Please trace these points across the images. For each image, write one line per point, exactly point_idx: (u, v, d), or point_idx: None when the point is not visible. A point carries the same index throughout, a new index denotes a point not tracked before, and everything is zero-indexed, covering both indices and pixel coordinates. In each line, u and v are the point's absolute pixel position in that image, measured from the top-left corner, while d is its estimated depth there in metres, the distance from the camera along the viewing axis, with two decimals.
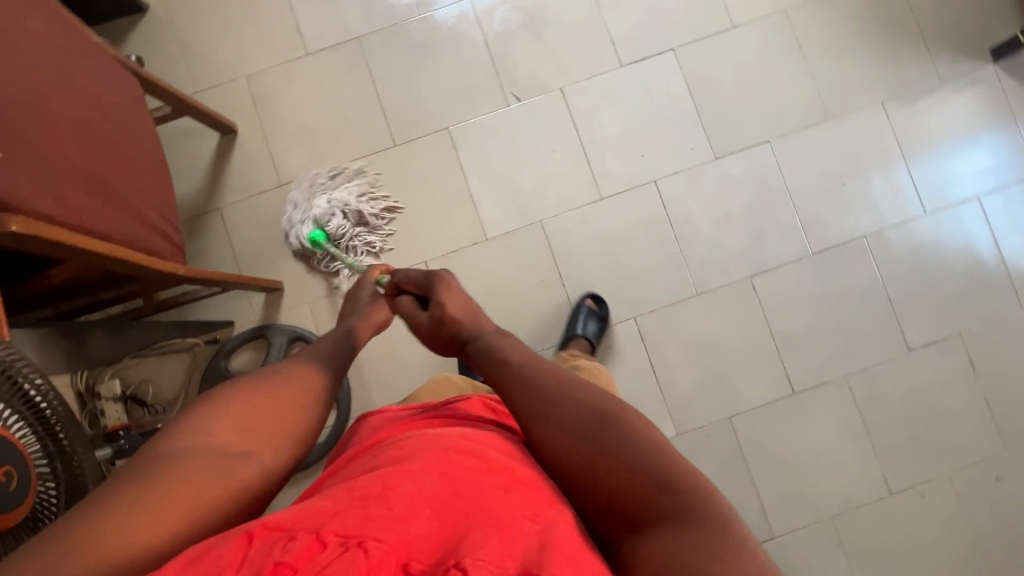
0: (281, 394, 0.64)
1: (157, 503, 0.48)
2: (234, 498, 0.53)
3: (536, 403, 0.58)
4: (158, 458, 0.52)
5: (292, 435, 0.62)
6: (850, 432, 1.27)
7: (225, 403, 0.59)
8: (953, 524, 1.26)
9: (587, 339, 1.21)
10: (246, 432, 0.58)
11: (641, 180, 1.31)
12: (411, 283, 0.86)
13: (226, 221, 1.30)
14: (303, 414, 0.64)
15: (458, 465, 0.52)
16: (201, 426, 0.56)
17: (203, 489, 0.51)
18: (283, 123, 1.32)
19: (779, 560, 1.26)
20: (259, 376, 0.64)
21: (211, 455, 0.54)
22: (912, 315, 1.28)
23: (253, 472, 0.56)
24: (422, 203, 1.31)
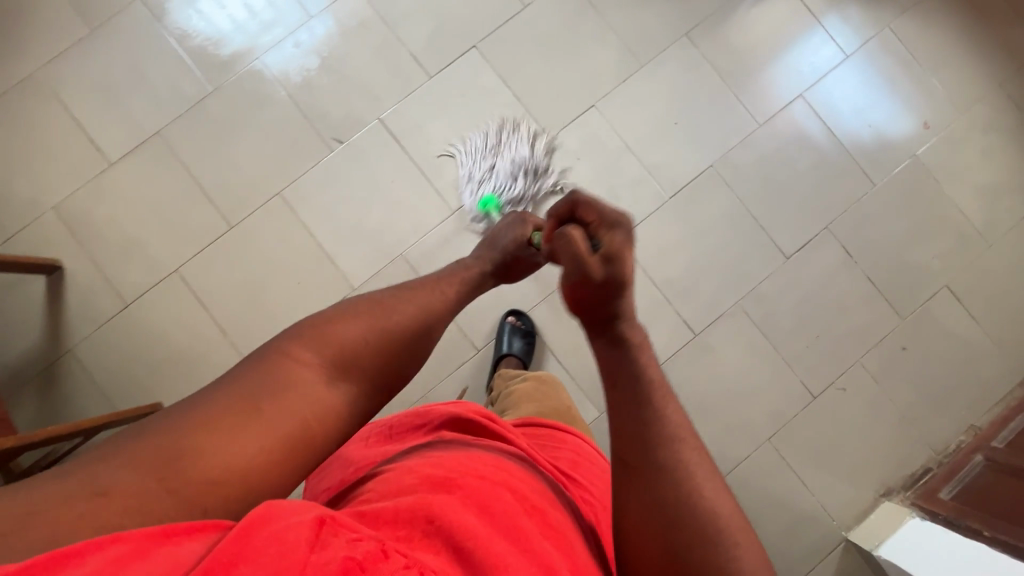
0: (346, 352, 0.57)
1: (238, 433, 0.47)
2: (315, 445, 0.52)
3: (616, 379, 0.56)
4: (247, 380, 0.51)
5: (340, 412, 0.54)
6: (759, 353, 1.29)
7: (271, 362, 0.53)
8: (878, 404, 1.30)
9: (516, 356, 1.20)
10: (345, 368, 0.56)
11: (485, 181, 1.29)
12: (595, 213, 0.58)
13: (82, 360, 1.22)
14: (360, 390, 0.57)
15: (492, 494, 0.52)
16: (300, 347, 0.55)
17: (281, 428, 0.50)
18: (110, 242, 1.25)
19: (734, 496, 1.27)
20: (380, 304, 0.63)
21: (310, 390, 0.53)
22: (779, 224, 1.31)
23: (343, 413, 0.55)
24: (278, 274, 1.26)
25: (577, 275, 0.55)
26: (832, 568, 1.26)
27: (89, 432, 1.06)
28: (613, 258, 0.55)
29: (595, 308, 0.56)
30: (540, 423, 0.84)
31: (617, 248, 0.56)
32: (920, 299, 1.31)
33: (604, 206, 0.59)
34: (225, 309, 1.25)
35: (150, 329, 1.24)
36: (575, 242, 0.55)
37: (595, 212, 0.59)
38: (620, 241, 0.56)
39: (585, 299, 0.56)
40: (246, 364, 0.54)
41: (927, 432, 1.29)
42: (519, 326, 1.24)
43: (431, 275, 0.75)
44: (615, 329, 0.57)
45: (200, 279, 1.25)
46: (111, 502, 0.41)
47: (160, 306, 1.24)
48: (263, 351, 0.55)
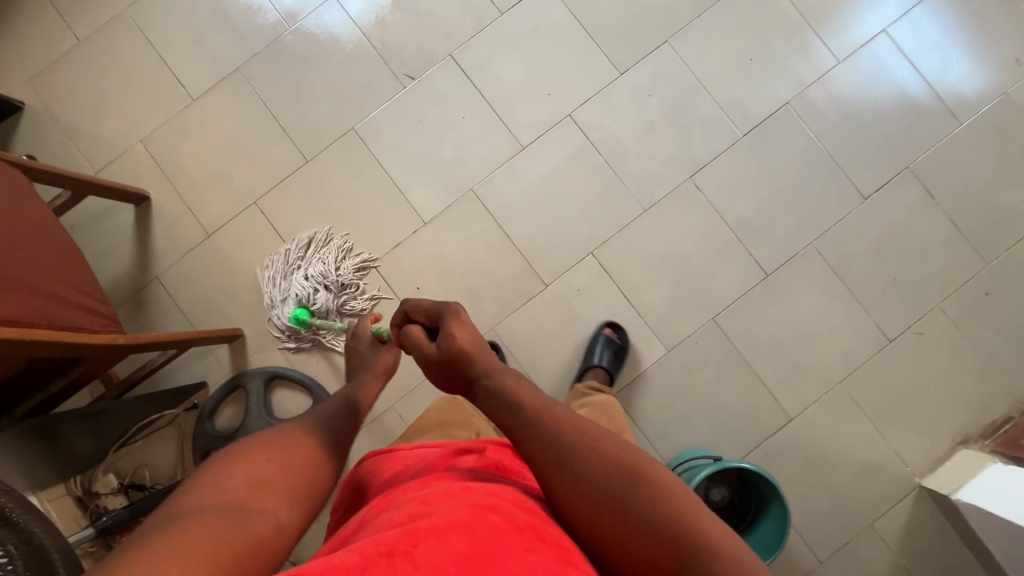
0: (259, 479, 0.54)
1: (159, 558, 0.40)
2: (255, 556, 0.46)
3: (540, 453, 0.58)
4: (155, 524, 0.45)
5: (277, 531, 0.50)
6: (833, 295, 1.26)
7: (190, 496, 0.50)
8: (958, 351, 1.26)
9: (604, 370, 1.19)
10: (257, 491, 0.53)
11: (556, 117, 1.28)
12: (423, 313, 0.79)
13: (168, 287, 1.28)
14: (288, 511, 0.53)
15: (481, 521, 0.49)
16: (202, 488, 0.51)
17: (210, 546, 0.44)
18: (192, 174, 1.30)
19: (804, 439, 1.25)
20: (277, 435, 0.60)
21: (225, 514, 0.48)
22: (857, 163, 1.27)
23: (274, 526, 0.50)
24: (352, 208, 1.29)
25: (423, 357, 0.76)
26: (905, 514, 1.23)
27: (182, 345, 1.13)
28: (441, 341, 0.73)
29: (454, 382, 0.73)
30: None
31: (447, 332, 0.73)
32: (1007, 242, 1.26)
33: (429, 302, 0.79)
34: (301, 242, 1.28)
35: (230, 259, 1.29)
36: (417, 336, 0.77)
37: (422, 308, 0.79)
38: (458, 324, 0.74)
39: (445, 373, 0.74)
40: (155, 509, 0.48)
41: (1009, 380, 1.25)
42: (614, 339, 1.23)
43: (339, 396, 0.75)
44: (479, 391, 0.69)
45: (277, 212, 1.29)
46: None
47: (240, 238, 1.29)
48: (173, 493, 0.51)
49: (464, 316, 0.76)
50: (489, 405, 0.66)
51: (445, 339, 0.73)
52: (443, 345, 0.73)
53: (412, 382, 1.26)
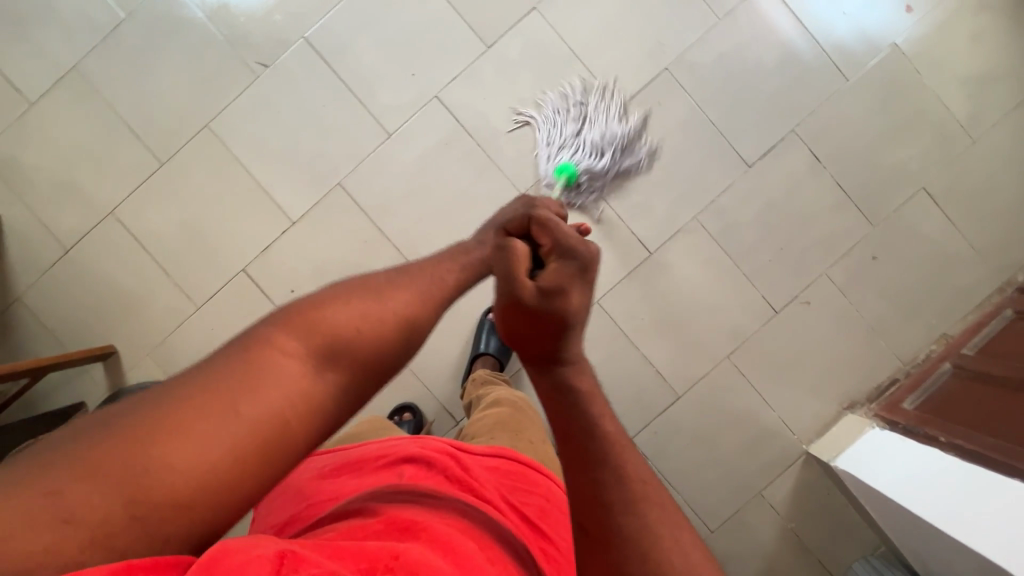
0: (334, 342, 0.47)
1: (202, 427, 0.39)
2: (308, 441, 0.44)
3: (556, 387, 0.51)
4: (218, 370, 0.42)
5: (331, 407, 0.46)
6: (718, 268, 1.23)
7: (257, 350, 0.44)
8: (845, 316, 1.25)
9: (492, 354, 1.19)
10: (335, 354, 0.47)
11: (421, 99, 1.21)
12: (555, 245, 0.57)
13: (31, 308, 1.22)
14: (355, 383, 0.48)
15: (456, 543, 0.56)
16: (284, 333, 0.46)
17: (248, 424, 0.40)
18: (41, 187, 1.22)
19: (693, 415, 1.25)
20: (394, 280, 0.53)
21: (296, 382, 0.44)
22: (740, 129, 1.22)
23: (338, 408, 0.46)
24: (216, 210, 1.22)
25: (506, 296, 0.53)
26: (792, 480, 1.25)
27: (37, 373, 1.07)
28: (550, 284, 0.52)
29: (524, 341, 0.52)
30: (513, 455, 0.80)
31: (558, 279, 0.53)
32: (894, 203, 1.23)
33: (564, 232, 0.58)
34: (165, 250, 1.22)
35: (93, 274, 1.22)
36: (517, 259, 0.54)
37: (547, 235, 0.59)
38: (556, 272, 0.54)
39: (523, 324, 0.53)
40: (228, 348, 0.44)
41: (894, 343, 1.24)
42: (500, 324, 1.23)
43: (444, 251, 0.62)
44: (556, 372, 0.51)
45: (137, 220, 1.22)
46: (73, 532, 0.34)
47: (101, 251, 1.22)
48: (248, 334, 0.46)
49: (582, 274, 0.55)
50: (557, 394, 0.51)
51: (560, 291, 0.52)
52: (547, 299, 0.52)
53: None
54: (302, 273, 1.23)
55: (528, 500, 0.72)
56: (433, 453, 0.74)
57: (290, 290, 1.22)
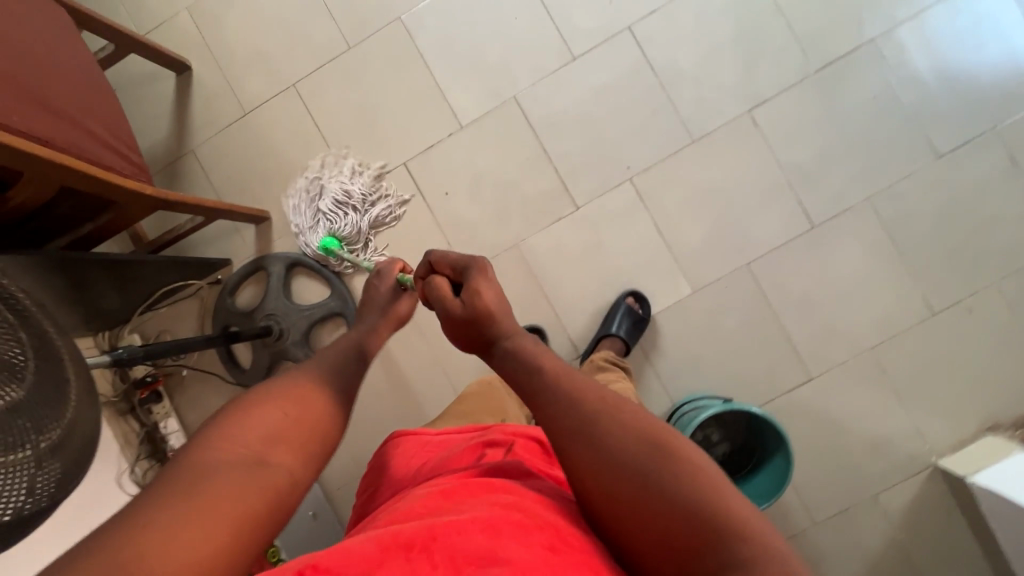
0: (269, 434, 0.50)
1: (164, 519, 0.40)
2: (268, 516, 0.46)
3: (548, 416, 0.52)
4: (173, 478, 0.44)
5: (291, 487, 0.49)
6: (882, 256, 1.18)
7: (211, 450, 0.47)
8: (1006, 333, 1.18)
9: (620, 338, 1.15)
10: (273, 439, 0.50)
11: (613, 28, 1.20)
12: (448, 265, 0.69)
13: (201, 162, 1.28)
14: (302, 464, 0.51)
15: (503, 520, 0.47)
16: (218, 435, 0.49)
17: (221, 513, 0.43)
18: (234, 49, 1.27)
19: (820, 400, 1.20)
20: (294, 380, 0.57)
21: (241, 469, 0.46)
22: (936, 117, 1.16)
23: (289, 485, 0.48)
24: (391, 102, 1.25)
25: (444, 314, 0.65)
26: (912, 491, 1.19)
27: (210, 214, 1.12)
28: (469, 297, 0.63)
29: (476, 337, 0.63)
30: None
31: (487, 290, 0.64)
32: None
33: (453, 257, 0.69)
34: (335, 131, 1.26)
35: (265, 141, 1.27)
36: (441, 289, 0.66)
37: (446, 264, 0.70)
38: (487, 287, 0.64)
39: (462, 334, 0.64)
40: (168, 462, 0.46)
41: None
42: (635, 310, 1.19)
43: (345, 339, 0.70)
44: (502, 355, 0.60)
45: (315, 96, 1.26)
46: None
47: (276, 120, 1.27)
48: (186, 444, 0.48)
49: (490, 278, 0.66)
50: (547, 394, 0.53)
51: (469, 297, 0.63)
52: (468, 303, 0.63)
53: None
54: (460, 178, 1.24)
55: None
56: (513, 438, 0.72)
57: (445, 192, 1.24)
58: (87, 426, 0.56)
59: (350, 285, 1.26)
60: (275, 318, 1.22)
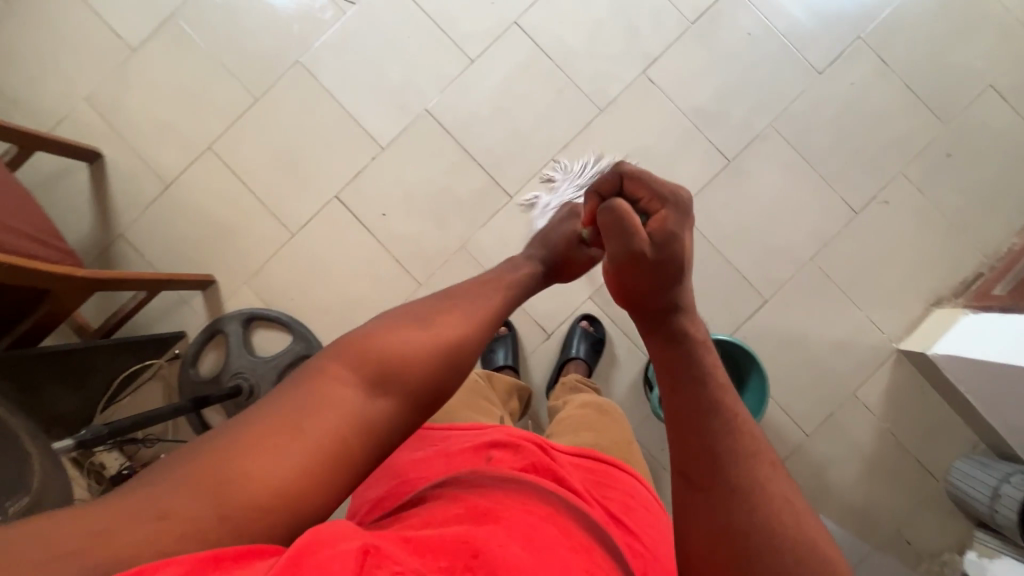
0: (382, 371, 0.53)
1: (274, 446, 0.46)
2: (360, 455, 0.49)
3: (669, 354, 0.56)
4: (295, 394, 0.50)
5: (386, 431, 0.51)
6: (796, 172, 1.27)
7: (330, 377, 0.52)
8: (924, 214, 1.27)
9: (582, 359, 1.21)
10: (386, 381, 0.53)
11: (501, 25, 1.27)
12: (643, 189, 0.64)
13: (134, 242, 1.27)
14: (404, 411, 0.53)
15: (538, 533, 0.53)
16: (337, 365, 0.52)
17: (322, 442, 0.47)
18: (143, 127, 1.28)
19: (779, 318, 1.26)
20: (426, 316, 0.59)
21: (349, 404, 0.50)
22: (808, 38, 1.27)
23: (389, 427, 0.52)
24: (309, 141, 1.27)
25: (627, 247, 0.60)
26: (885, 379, 1.26)
27: (152, 288, 1.11)
28: (663, 237, 0.60)
29: (662, 289, 0.60)
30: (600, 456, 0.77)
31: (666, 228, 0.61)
32: (964, 101, 1.26)
33: (650, 179, 0.64)
34: (261, 181, 1.27)
35: (193, 207, 1.27)
36: (629, 214, 0.59)
37: (642, 188, 0.64)
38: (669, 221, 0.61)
39: (655, 268, 0.60)
40: (295, 377, 0.52)
41: (976, 237, 1.26)
42: (591, 331, 1.25)
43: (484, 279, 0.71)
44: (673, 321, 0.58)
45: (232, 153, 1.28)
46: (168, 531, 0.40)
47: (199, 184, 1.28)
48: (310, 366, 0.53)
49: (681, 212, 0.62)
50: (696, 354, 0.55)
51: (665, 237, 0.60)
52: (660, 244, 0.60)
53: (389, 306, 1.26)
54: (394, 197, 1.27)
55: (608, 494, 0.69)
56: (521, 440, 0.72)
57: (381, 212, 1.27)
58: None
59: (310, 326, 1.26)
60: (244, 376, 1.21)
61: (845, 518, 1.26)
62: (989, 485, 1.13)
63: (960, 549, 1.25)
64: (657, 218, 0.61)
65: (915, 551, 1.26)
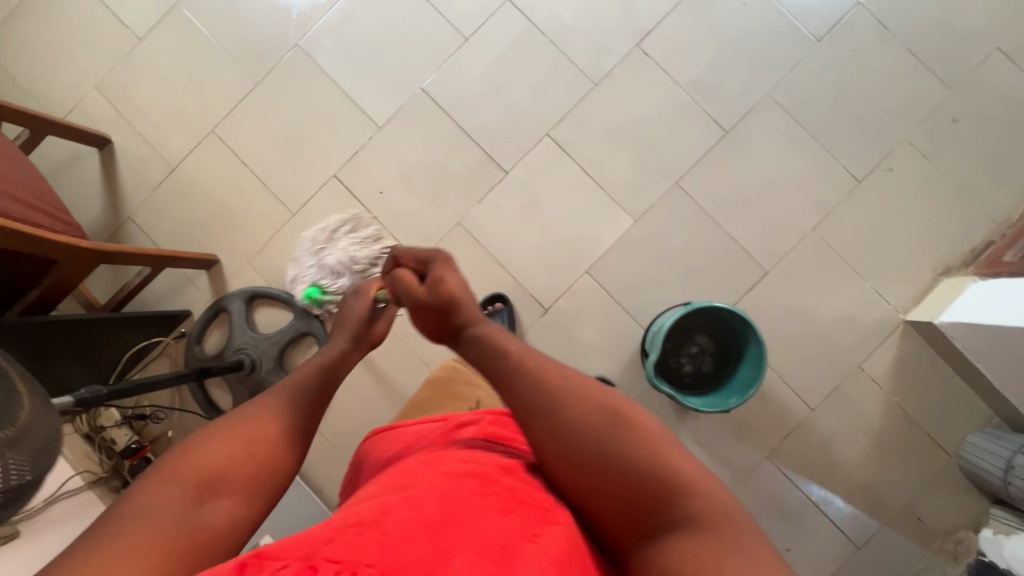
0: (214, 473, 0.54)
1: (97, 574, 0.43)
2: (202, 557, 0.49)
3: (496, 369, 0.63)
4: (115, 523, 0.47)
5: (229, 530, 0.52)
6: (795, 142, 1.25)
7: (151, 498, 0.50)
8: (930, 182, 1.24)
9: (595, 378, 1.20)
10: (216, 484, 0.53)
11: (494, 3, 1.28)
12: (413, 259, 0.82)
13: (142, 225, 1.31)
14: (244, 506, 0.54)
15: (456, 489, 0.51)
16: (158, 482, 0.51)
17: (155, 554, 0.46)
18: (150, 113, 1.32)
19: (781, 290, 1.24)
20: (242, 415, 0.60)
21: (183, 513, 0.50)
22: (806, 5, 1.25)
23: (229, 528, 0.52)
24: (308, 122, 1.30)
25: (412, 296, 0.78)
26: (892, 351, 1.23)
27: (158, 265, 1.14)
28: (434, 283, 0.76)
29: (444, 322, 0.74)
30: None
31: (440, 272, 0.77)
32: (970, 65, 1.23)
33: (415, 249, 0.83)
34: (262, 163, 1.30)
35: (198, 189, 1.31)
36: (404, 279, 0.79)
37: (411, 254, 0.83)
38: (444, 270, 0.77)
39: (436, 310, 0.75)
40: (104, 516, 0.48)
41: (985, 205, 1.23)
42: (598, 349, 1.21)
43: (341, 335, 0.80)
44: (461, 344, 0.71)
45: (235, 136, 1.31)
46: None
47: (203, 167, 1.31)
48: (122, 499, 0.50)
49: (450, 263, 0.79)
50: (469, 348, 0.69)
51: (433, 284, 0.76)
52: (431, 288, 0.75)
53: None
54: (390, 175, 1.28)
55: None
56: (483, 416, 0.70)
57: (378, 190, 1.28)
58: (42, 429, 0.58)
59: (311, 303, 1.28)
60: (246, 351, 1.23)
61: (854, 494, 1.23)
62: (1002, 458, 1.10)
63: (974, 526, 1.21)
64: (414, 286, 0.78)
65: (927, 529, 1.22)
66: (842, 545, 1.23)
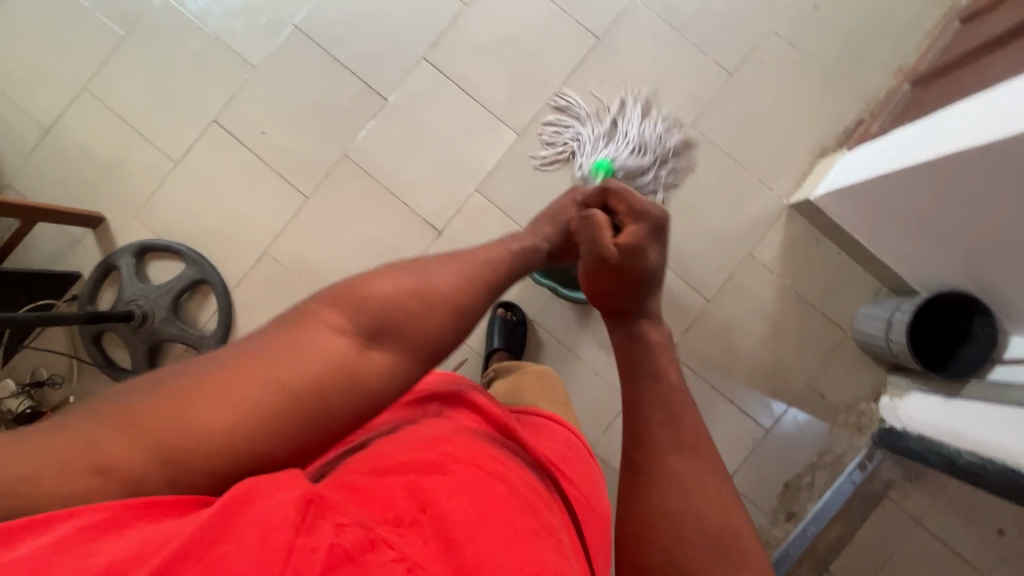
0: (382, 324, 0.54)
1: (240, 399, 0.46)
2: (336, 414, 0.50)
3: (630, 373, 0.66)
4: (278, 340, 0.50)
5: (377, 384, 0.53)
6: (667, 42, 1.27)
7: (316, 326, 0.52)
8: (798, 68, 1.27)
9: (504, 347, 1.20)
10: (384, 333, 0.54)
11: None
12: (626, 205, 0.72)
13: (21, 189, 1.28)
14: (399, 364, 0.55)
15: (484, 485, 0.50)
16: (334, 308, 0.54)
17: (297, 404, 0.48)
18: (17, 75, 1.29)
19: (669, 189, 1.27)
20: (424, 268, 0.60)
21: (340, 361, 0.51)
22: None
23: (376, 386, 0.53)
24: (182, 68, 1.28)
25: (595, 253, 0.70)
26: (779, 236, 1.26)
27: (31, 218, 1.12)
28: (631, 250, 0.69)
29: (624, 300, 0.70)
30: (548, 415, 0.81)
31: (635, 241, 0.70)
32: None
33: (630, 195, 0.71)
34: (140, 115, 1.28)
35: (76, 149, 1.28)
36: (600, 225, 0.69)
37: (623, 201, 0.72)
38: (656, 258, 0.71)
39: (615, 278, 0.70)
40: (284, 320, 0.53)
41: (854, 85, 1.26)
42: (509, 318, 1.24)
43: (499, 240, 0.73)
44: (639, 324, 0.69)
45: (109, 91, 1.28)
46: (108, 481, 0.41)
47: (79, 125, 1.28)
48: (301, 307, 0.55)
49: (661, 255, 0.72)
50: (642, 335, 0.69)
51: (635, 253, 0.69)
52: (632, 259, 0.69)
53: (279, 223, 1.27)
54: (271, 114, 1.27)
55: (556, 449, 0.72)
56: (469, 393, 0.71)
57: (260, 130, 1.27)
58: None
59: (204, 251, 1.26)
60: (138, 302, 1.22)
61: (758, 380, 1.26)
62: (884, 320, 1.15)
63: (875, 396, 1.25)
64: (626, 232, 0.70)
65: (831, 404, 1.26)
66: (751, 431, 1.26)
